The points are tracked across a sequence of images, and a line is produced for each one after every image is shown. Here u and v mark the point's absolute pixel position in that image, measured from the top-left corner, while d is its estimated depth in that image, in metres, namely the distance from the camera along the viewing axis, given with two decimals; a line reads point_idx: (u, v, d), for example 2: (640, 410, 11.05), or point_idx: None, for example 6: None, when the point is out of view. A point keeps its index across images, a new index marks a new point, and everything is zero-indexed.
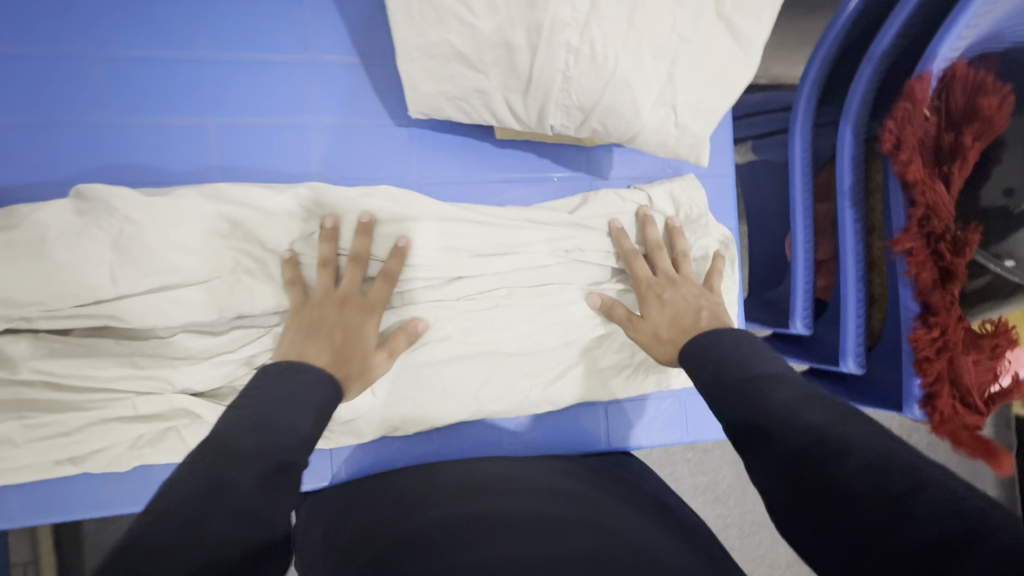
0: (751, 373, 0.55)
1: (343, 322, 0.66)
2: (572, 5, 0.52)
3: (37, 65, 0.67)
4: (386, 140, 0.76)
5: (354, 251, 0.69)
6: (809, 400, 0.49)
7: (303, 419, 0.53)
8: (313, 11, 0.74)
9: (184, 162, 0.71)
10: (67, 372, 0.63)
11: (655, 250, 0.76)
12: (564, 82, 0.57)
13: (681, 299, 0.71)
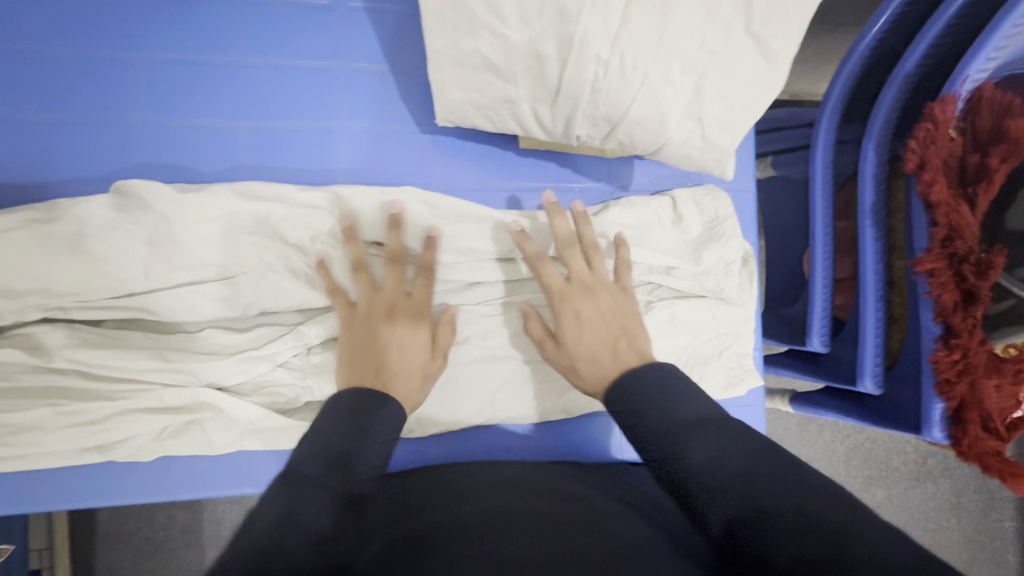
0: (674, 418, 0.54)
1: (393, 331, 0.66)
2: (603, 21, 0.54)
3: (84, 65, 0.70)
4: (411, 146, 0.78)
5: (387, 252, 0.69)
6: (733, 446, 0.49)
7: (370, 436, 0.54)
8: (346, 20, 0.76)
9: (216, 162, 0.73)
10: (97, 362, 0.65)
11: (568, 253, 0.71)
12: (592, 93, 0.59)
13: (595, 314, 0.68)
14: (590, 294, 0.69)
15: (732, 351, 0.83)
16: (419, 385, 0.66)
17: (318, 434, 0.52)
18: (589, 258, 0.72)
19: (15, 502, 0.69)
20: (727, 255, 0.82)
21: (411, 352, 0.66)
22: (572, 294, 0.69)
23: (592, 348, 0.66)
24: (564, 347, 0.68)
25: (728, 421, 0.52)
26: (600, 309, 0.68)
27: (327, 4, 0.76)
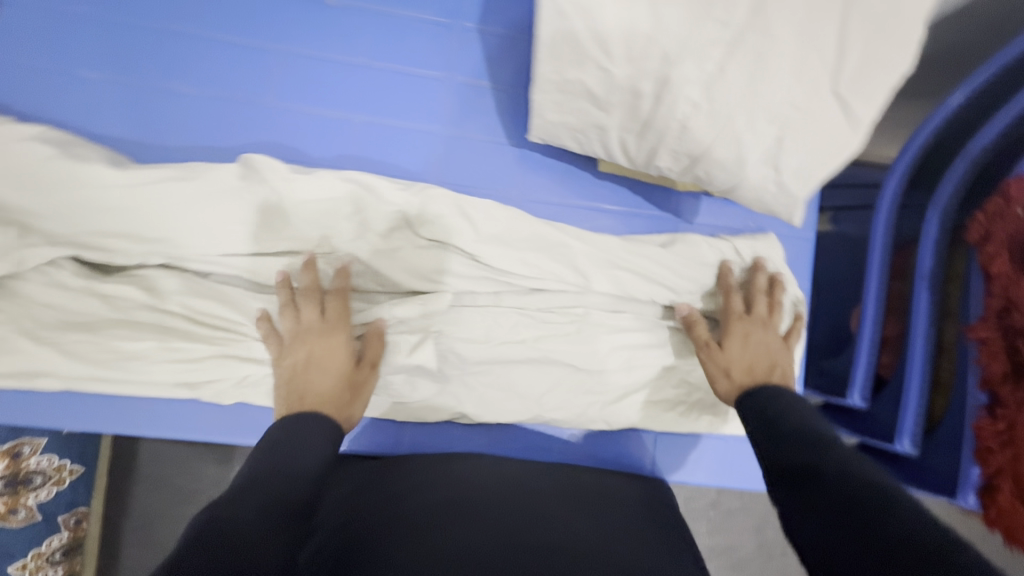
0: (803, 433, 0.60)
1: (315, 355, 0.72)
2: (700, 68, 0.60)
3: (233, 51, 0.81)
4: (499, 157, 0.85)
5: (304, 286, 0.74)
6: (853, 458, 0.56)
7: (326, 455, 0.62)
8: (459, 39, 0.84)
9: (328, 148, 0.82)
10: (205, 309, 0.74)
11: (755, 292, 0.81)
12: (679, 130, 0.64)
13: (756, 346, 0.76)
14: (762, 327, 0.78)
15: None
16: (350, 399, 0.72)
17: (276, 455, 0.58)
18: (772, 307, 0.80)
19: (109, 423, 0.77)
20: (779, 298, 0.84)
21: (326, 368, 0.72)
22: (747, 322, 0.78)
23: (742, 367, 0.74)
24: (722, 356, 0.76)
25: (841, 441, 0.59)
26: (766, 343, 0.76)
27: (445, 23, 0.84)
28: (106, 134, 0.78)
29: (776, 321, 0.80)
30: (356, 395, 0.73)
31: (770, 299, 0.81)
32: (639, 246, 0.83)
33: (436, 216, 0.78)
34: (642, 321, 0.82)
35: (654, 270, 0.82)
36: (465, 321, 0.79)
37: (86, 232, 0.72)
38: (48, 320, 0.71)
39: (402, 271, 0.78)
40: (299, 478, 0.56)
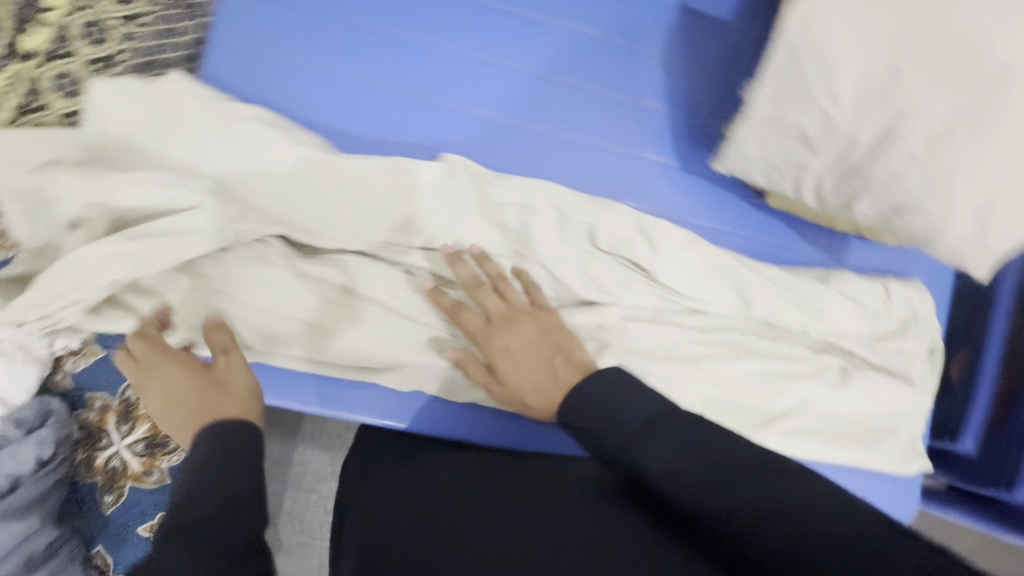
0: (614, 402, 0.58)
1: (183, 394, 0.65)
2: (925, 125, 0.64)
3: (431, 54, 0.83)
4: (670, 181, 0.87)
5: (137, 371, 0.68)
6: (641, 430, 0.56)
7: (255, 464, 0.56)
8: (643, 64, 0.87)
9: (507, 156, 0.83)
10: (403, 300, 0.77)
11: (486, 293, 0.75)
12: (891, 178, 0.68)
13: (501, 353, 0.71)
14: (510, 326, 0.72)
15: (903, 432, 0.88)
16: (216, 390, 0.64)
17: (194, 489, 0.52)
18: (505, 293, 0.75)
19: (287, 401, 0.74)
20: (922, 343, 0.89)
21: (198, 378, 0.65)
22: (482, 321, 0.74)
23: (546, 391, 0.68)
24: (499, 383, 0.72)
25: (680, 418, 0.56)
26: (527, 341, 0.71)
27: (632, 48, 0.87)
28: (302, 119, 0.79)
29: (529, 313, 0.74)
30: (215, 383, 0.65)
31: (502, 297, 0.75)
32: (801, 279, 0.86)
33: (618, 232, 0.81)
34: (794, 351, 0.86)
35: (812, 303, 0.86)
36: (632, 334, 0.82)
37: (299, 214, 0.75)
38: (253, 294, 0.73)
39: (579, 281, 0.81)
40: (226, 500, 0.51)
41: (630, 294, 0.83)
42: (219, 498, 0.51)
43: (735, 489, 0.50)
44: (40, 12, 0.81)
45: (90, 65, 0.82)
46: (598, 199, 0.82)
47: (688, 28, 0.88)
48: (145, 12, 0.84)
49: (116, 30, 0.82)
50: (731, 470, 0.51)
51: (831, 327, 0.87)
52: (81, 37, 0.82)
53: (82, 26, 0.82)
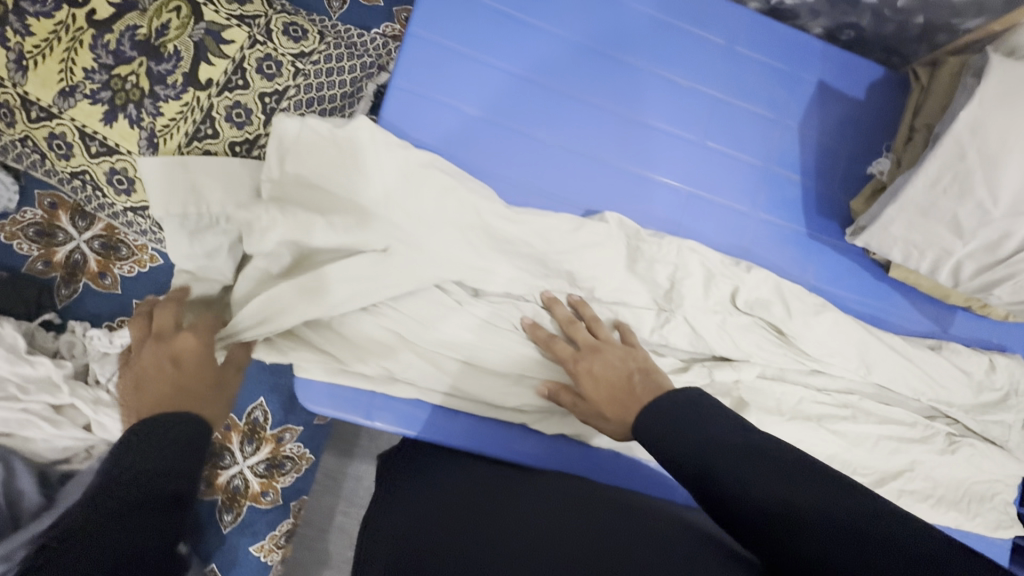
0: (681, 427, 0.58)
1: (169, 372, 0.69)
2: None
3: (591, 111, 0.87)
4: (800, 245, 0.92)
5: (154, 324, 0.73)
6: (703, 454, 0.56)
7: (197, 446, 0.64)
8: (782, 133, 0.92)
9: (653, 214, 0.88)
10: None
11: (572, 326, 0.76)
12: None
13: (587, 375, 0.72)
14: (596, 352, 0.73)
15: (1000, 498, 0.92)
16: (211, 393, 0.70)
17: (129, 452, 0.59)
18: (594, 328, 0.77)
19: (437, 434, 0.78)
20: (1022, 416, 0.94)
21: (206, 362, 0.71)
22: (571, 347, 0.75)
23: (623, 406, 0.67)
24: (583, 404, 0.72)
25: (715, 437, 0.56)
26: (611, 365, 0.71)
27: (773, 117, 0.92)
28: (470, 168, 0.83)
29: (607, 341, 0.75)
30: (216, 383, 0.71)
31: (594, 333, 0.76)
32: (914, 347, 0.91)
33: (756, 293, 0.86)
34: (905, 414, 0.90)
35: (925, 371, 0.91)
36: (763, 391, 0.86)
37: (467, 257, 0.78)
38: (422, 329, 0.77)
39: (716, 337, 0.84)
40: (167, 475, 0.60)
41: (763, 354, 0.86)
42: (158, 466, 0.60)
43: (754, 493, 0.52)
44: (220, 43, 0.83)
45: (262, 98, 0.85)
46: (739, 261, 0.87)
47: (824, 104, 0.93)
48: (316, 51, 0.87)
49: (289, 66, 0.86)
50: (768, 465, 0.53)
51: (939, 394, 0.92)
52: (256, 70, 0.84)
53: (257, 60, 0.84)
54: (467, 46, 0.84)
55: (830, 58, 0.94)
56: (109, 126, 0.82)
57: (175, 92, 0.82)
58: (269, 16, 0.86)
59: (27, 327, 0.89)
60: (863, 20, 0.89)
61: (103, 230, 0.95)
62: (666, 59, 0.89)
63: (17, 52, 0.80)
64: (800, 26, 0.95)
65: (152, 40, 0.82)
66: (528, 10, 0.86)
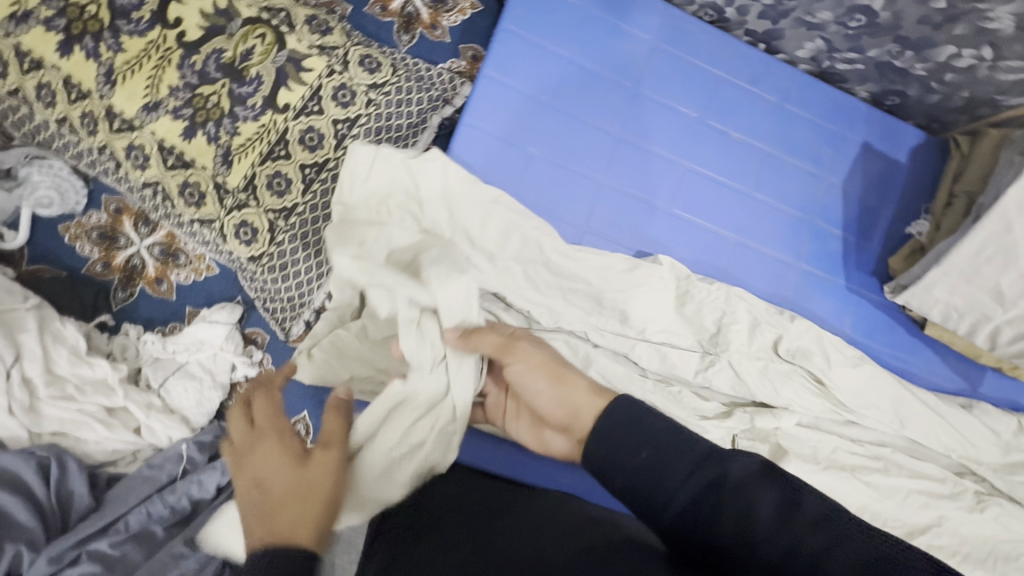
0: (647, 441, 0.56)
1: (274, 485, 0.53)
2: None
3: (647, 157, 0.91)
4: (839, 298, 0.95)
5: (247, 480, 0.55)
6: (678, 475, 0.53)
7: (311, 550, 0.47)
8: (826, 189, 0.96)
9: (702, 260, 0.91)
10: (614, 384, 0.82)
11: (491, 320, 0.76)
12: None
13: (535, 360, 0.70)
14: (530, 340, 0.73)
15: None
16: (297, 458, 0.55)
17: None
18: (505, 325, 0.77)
19: (482, 459, 0.80)
20: None
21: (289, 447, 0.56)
22: (499, 340, 0.70)
23: (588, 388, 0.66)
24: (563, 394, 0.67)
25: (686, 434, 0.57)
26: (539, 351, 0.71)
27: (818, 173, 0.96)
28: (531, 205, 0.87)
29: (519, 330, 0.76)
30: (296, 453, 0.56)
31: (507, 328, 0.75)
32: (946, 405, 0.93)
33: (798, 342, 0.88)
34: (935, 470, 0.92)
35: (956, 429, 0.92)
36: (799, 438, 0.88)
37: (524, 291, 0.81)
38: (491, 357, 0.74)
39: (757, 383, 0.86)
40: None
41: (803, 403, 0.88)
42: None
43: (733, 507, 0.50)
44: (300, 70, 0.87)
45: (335, 124, 0.88)
46: (783, 310, 0.90)
47: (867, 165, 0.97)
48: (389, 83, 0.91)
49: (362, 96, 0.89)
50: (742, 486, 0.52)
51: (970, 453, 0.93)
52: (331, 98, 0.88)
53: (333, 88, 0.88)
54: (534, 90, 0.88)
55: (875, 122, 0.98)
56: (187, 142, 0.86)
57: (253, 114, 0.86)
58: (347, 47, 0.90)
59: (85, 328, 0.91)
60: (909, 89, 0.94)
61: (164, 237, 0.97)
62: (721, 113, 0.93)
63: (107, 66, 0.84)
64: (847, 89, 1.00)
65: (236, 63, 0.86)
66: (593, 58, 0.90)
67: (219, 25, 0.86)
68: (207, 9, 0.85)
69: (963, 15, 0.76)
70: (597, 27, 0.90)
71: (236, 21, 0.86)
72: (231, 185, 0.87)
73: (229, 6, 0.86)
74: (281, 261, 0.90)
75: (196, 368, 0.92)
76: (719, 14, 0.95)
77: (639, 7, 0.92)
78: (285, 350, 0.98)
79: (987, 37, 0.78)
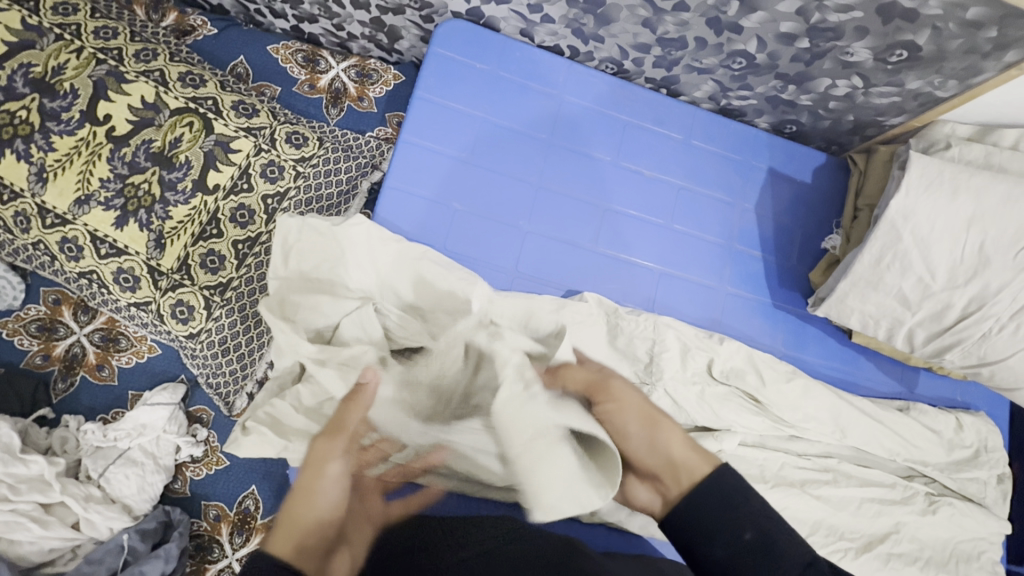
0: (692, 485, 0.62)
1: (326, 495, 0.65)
2: (1003, 311, 0.80)
3: (566, 201, 0.96)
4: (766, 316, 0.99)
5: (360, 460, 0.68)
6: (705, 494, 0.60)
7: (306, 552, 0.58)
8: (741, 214, 1.02)
9: (630, 292, 0.95)
10: None
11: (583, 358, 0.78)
12: (980, 338, 0.82)
13: (624, 403, 0.71)
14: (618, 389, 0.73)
15: (987, 557, 0.92)
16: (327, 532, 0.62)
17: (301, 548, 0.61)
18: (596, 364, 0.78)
19: None
20: (997, 475, 0.96)
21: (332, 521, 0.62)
22: (583, 378, 0.73)
23: (684, 443, 0.67)
24: (655, 449, 0.68)
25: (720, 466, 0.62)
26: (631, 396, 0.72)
27: (731, 201, 1.02)
28: (458, 258, 0.90)
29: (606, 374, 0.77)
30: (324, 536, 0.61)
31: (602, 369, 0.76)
32: (885, 410, 0.95)
33: (731, 363, 0.91)
34: (885, 476, 0.92)
35: (898, 434, 0.94)
36: (745, 458, 0.89)
37: None
38: (437, 404, 0.70)
39: (694, 407, 0.88)
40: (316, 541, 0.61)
41: (743, 422, 0.89)
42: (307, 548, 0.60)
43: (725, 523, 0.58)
44: (228, 153, 0.91)
45: (265, 200, 0.93)
46: (711, 333, 0.93)
47: (776, 189, 1.04)
48: (316, 156, 0.96)
49: (290, 170, 0.94)
50: (750, 518, 0.58)
51: (914, 454, 0.94)
52: (260, 174, 0.92)
53: (261, 166, 0.93)
54: (453, 149, 0.93)
55: (777, 149, 1.05)
56: (119, 230, 0.89)
57: (183, 198, 0.89)
58: (274, 126, 0.95)
59: (22, 424, 0.89)
60: (802, 117, 1.01)
61: (104, 323, 0.98)
62: (631, 154, 1.00)
63: (39, 166, 0.87)
64: (748, 122, 1.07)
65: (165, 151, 0.90)
66: (506, 116, 0.96)
67: (147, 117, 0.90)
68: (135, 104, 0.90)
69: (828, 52, 0.84)
70: (507, 88, 0.97)
71: (163, 113, 0.91)
72: (165, 267, 0.89)
73: (156, 99, 0.91)
74: (220, 336, 0.91)
75: (138, 454, 0.90)
76: (619, 67, 1.01)
77: (545, 67, 0.99)
78: (229, 424, 0.97)
79: (853, 68, 0.86)
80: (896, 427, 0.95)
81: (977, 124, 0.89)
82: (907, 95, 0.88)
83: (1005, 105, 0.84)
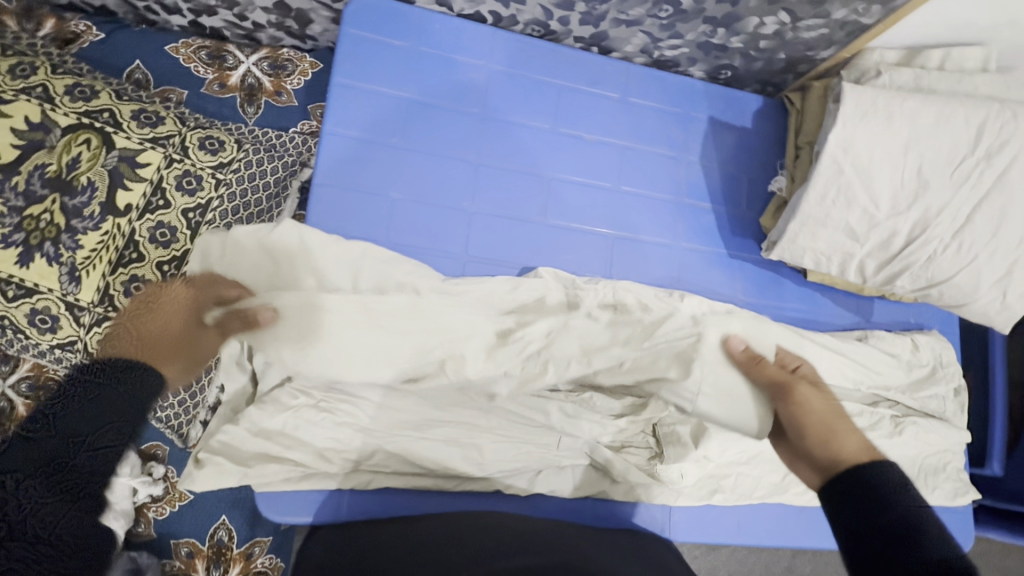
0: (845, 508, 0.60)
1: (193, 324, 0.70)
2: (944, 234, 0.82)
3: (509, 175, 0.92)
4: (722, 266, 0.99)
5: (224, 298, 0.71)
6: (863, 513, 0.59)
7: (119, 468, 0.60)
8: (686, 167, 1.00)
9: (586, 261, 0.93)
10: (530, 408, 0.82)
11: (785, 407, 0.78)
12: (926, 261, 0.84)
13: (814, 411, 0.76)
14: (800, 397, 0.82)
15: (951, 467, 0.97)
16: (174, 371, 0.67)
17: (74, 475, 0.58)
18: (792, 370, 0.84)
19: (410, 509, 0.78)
20: (953, 389, 1.00)
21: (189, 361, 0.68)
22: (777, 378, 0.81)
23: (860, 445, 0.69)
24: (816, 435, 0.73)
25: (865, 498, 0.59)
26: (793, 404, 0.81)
27: (675, 154, 1.00)
28: (402, 249, 0.86)
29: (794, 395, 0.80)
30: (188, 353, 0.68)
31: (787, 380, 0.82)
32: (845, 344, 0.97)
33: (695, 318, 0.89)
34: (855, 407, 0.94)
35: (860, 365, 0.96)
36: None
37: None
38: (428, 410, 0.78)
39: None
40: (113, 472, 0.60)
41: None
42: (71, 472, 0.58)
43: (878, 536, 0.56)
44: (135, 168, 0.84)
45: (186, 215, 0.86)
46: (672, 291, 0.92)
47: (719, 137, 1.03)
48: (236, 160, 0.90)
49: (209, 179, 0.88)
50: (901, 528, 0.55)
51: (877, 382, 0.97)
52: (176, 188, 0.85)
53: (176, 177, 0.86)
54: (381, 135, 0.88)
55: (715, 97, 1.03)
56: (25, 267, 0.80)
57: (93, 223, 0.82)
58: (182, 133, 0.87)
59: None
60: (735, 61, 0.99)
61: (30, 370, 0.90)
62: (569, 118, 0.96)
63: None
64: (683, 72, 1.05)
65: (63, 175, 0.81)
66: (433, 92, 0.91)
67: (36, 139, 0.81)
68: (19, 125, 0.80)
69: None
70: (430, 63, 0.92)
71: (55, 132, 0.82)
72: (86, 301, 0.82)
73: (43, 118, 0.82)
74: None
75: None
76: (545, 28, 0.97)
77: (468, 36, 0.94)
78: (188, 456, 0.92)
79: (779, 4, 0.84)
80: (860, 359, 0.96)
81: (904, 49, 0.89)
82: (834, 25, 0.87)
83: (928, 27, 0.84)
